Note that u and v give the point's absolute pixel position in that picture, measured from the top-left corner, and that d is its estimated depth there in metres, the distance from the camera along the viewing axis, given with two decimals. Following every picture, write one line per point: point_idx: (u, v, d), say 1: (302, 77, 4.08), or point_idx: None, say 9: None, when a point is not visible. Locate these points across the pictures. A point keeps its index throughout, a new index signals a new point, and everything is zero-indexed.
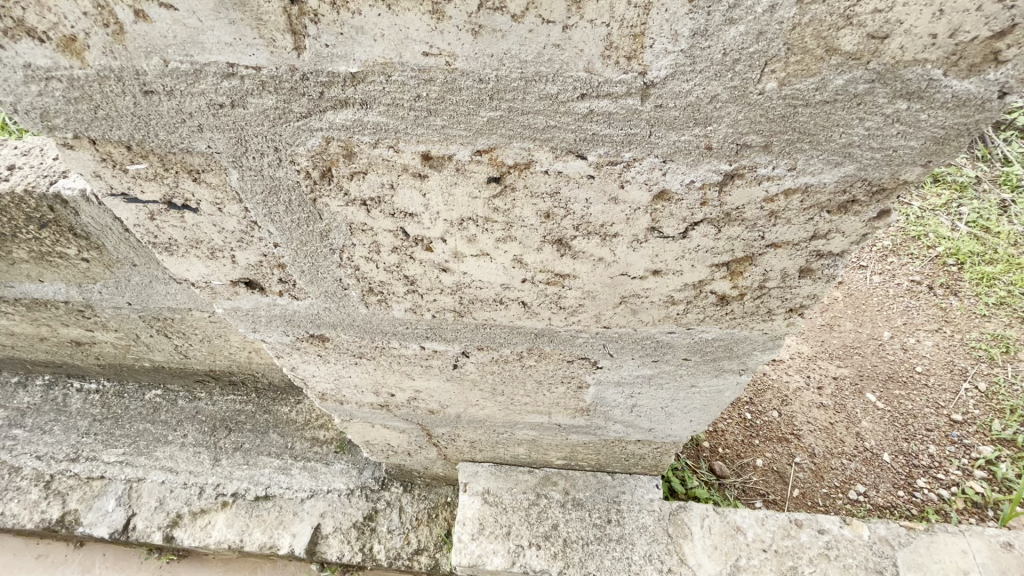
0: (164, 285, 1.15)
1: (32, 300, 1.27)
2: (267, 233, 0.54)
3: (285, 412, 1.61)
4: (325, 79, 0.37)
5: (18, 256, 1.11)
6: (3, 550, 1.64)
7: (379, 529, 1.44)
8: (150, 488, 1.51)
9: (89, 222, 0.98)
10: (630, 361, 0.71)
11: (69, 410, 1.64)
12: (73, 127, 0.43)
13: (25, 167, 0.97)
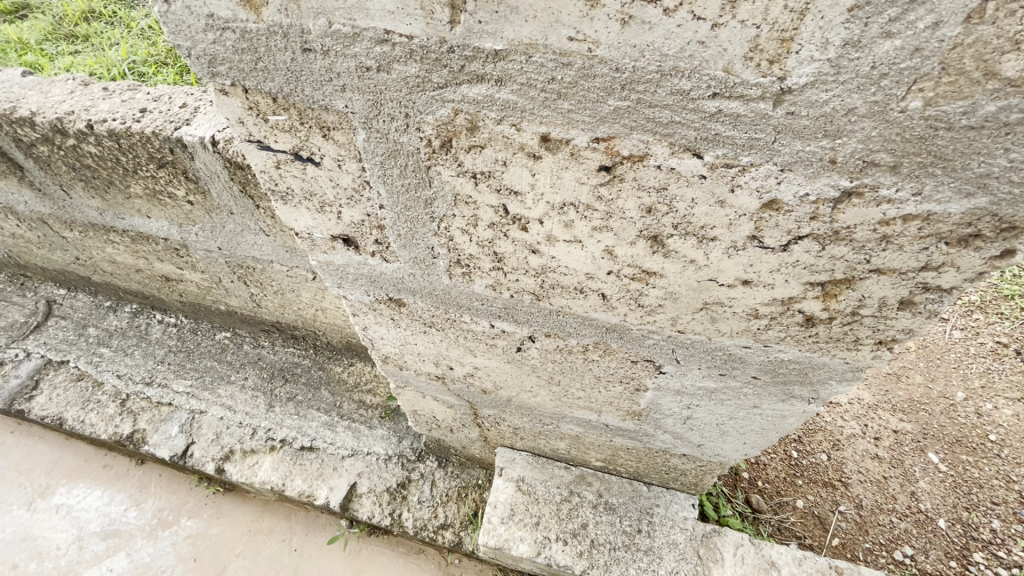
0: (253, 235, 1.23)
1: (138, 234, 1.39)
2: (376, 194, 0.57)
3: (338, 371, 1.69)
4: (470, 54, 0.40)
5: (134, 191, 1.22)
6: (78, 455, 1.82)
7: (410, 499, 1.49)
8: (209, 422, 1.63)
9: (203, 168, 1.07)
10: (695, 370, 0.71)
11: (149, 338, 1.79)
12: (233, 75, 0.48)
13: (155, 112, 1.07)
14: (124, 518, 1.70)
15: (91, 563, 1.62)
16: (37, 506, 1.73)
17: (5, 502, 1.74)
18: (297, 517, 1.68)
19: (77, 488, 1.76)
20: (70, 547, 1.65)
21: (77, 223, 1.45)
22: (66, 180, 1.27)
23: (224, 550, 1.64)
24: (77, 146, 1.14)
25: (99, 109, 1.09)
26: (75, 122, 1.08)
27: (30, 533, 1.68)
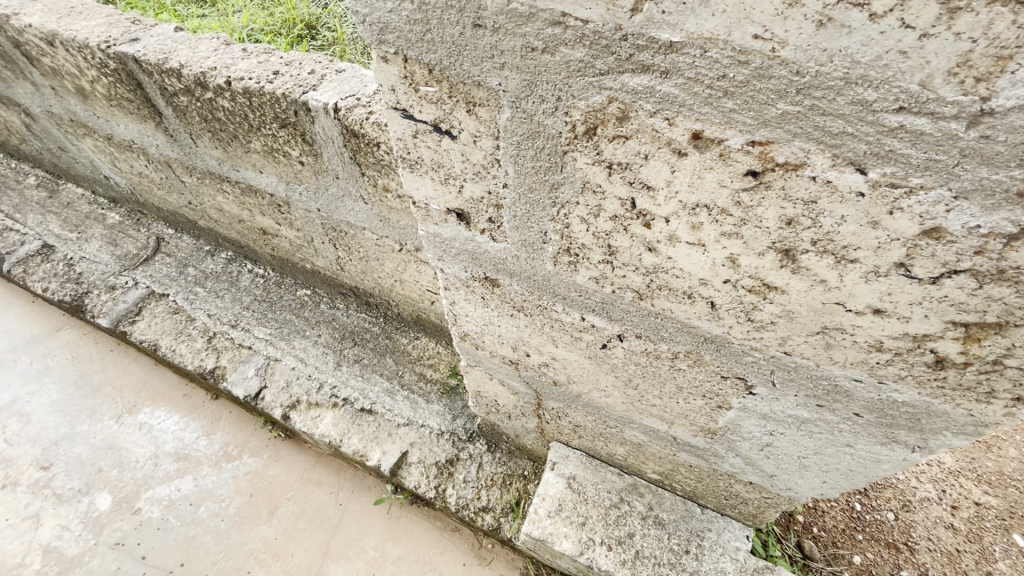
0: (352, 201, 1.30)
1: (248, 187, 1.50)
2: (503, 173, 0.59)
3: (403, 342, 1.75)
4: (643, 43, 0.40)
5: (253, 146, 1.31)
6: (163, 381, 1.99)
7: (456, 477, 1.52)
8: (282, 370, 1.73)
9: (320, 132, 1.14)
10: (791, 397, 0.68)
11: (239, 285, 1.93)
12: (399, 44, 0.51)
13: (286, 75, 1.15)
14: (196, 445, 1.85)
15: (163, 480, 1.78)
16: (124, 420, 1.91)
17: (98, 411, 1.93)
18: (347, 474, 1.78)
19: (159, 410, 1.93)
20: (148, 462, 1.81)
21: (197, 170, 1.58)
22: (196, 130, 1.38)
23: (278, 491, 1.76)
24: (212, 100, 1.24)
25: (238, 68, 1.18)
26: (216, 78, 1.18)
27: (116, 443, 1.86)
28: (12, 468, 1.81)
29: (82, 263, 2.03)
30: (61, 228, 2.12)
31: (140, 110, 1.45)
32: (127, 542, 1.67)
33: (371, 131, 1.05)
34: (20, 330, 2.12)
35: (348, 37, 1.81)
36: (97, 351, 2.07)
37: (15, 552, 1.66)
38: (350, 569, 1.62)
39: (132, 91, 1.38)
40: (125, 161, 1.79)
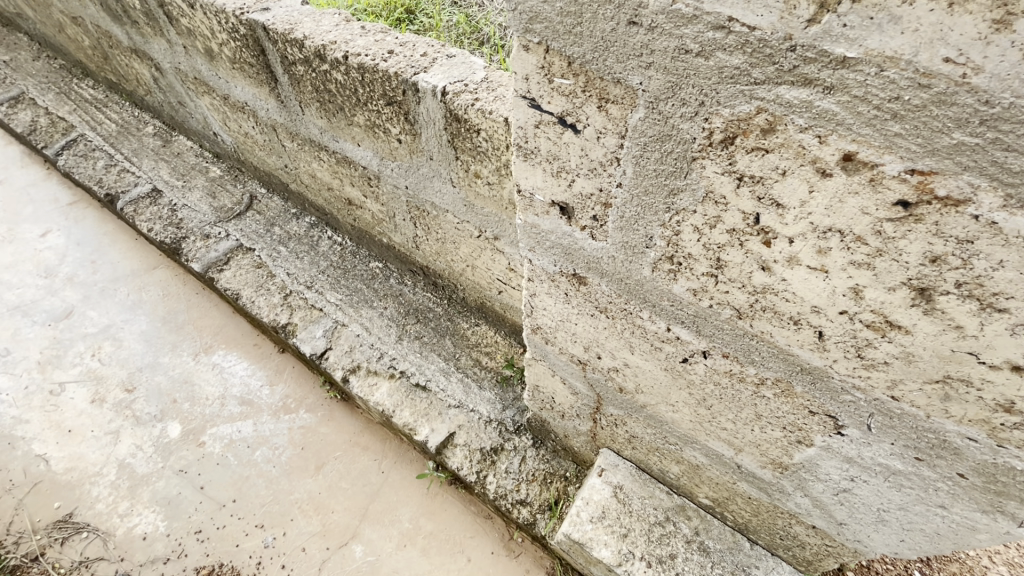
0: (441, 183, 1.33)
1: (344, 158, 1.58)
2: (621, 172, 0.59)
3: (463, 327, 1.78)
4: (812, 56, 0.39)
5: (357, 120, 1.38)
6: (238, 328, 2.13)
7: (499, 465, 1.54)
8: (347, 335, 1.81)
9: (424, 114, 1.18)
10: (886, 445, 0.64)
11: (318, 249, 2.03)
12: (545, 34, 0.52)
13: (400, 55, 1.19)
14: (259, 392, 1.97)
15: (227, 420, 1.91)
16: (200, 359, 2.06)
17: (179, 347, 2.09)
18: (392, 444, 1.84)
19: (231, 355, 2.07)
20: (216, 401, 1.95)
21: (299, 137, 1.67)
22: (307, 99, 1.47)
23: (327, 448, 1.84)
24: (327, 72, 1.31)
25: (356, 44, 1.24)
26: (335, 51, 1.24)
27: (191, 379, 2.01)
28: (102, 385, 2.00)
29: (183, 210, 2.20)
30: (169, 176, 2.31)
31: (258, 75, 1.55)
32: (190, 471, 1.81)
33: (474, 118, 1.08)
34: (122, 262, 2.34)
35: (445, 24, 1.86)
36: (184, 292, 2.24)
37: (96, 461, 1.84)
38: (385, 535, 1.68)
39: (255, 56, 1.48)
40: (235, 121, 1.92)
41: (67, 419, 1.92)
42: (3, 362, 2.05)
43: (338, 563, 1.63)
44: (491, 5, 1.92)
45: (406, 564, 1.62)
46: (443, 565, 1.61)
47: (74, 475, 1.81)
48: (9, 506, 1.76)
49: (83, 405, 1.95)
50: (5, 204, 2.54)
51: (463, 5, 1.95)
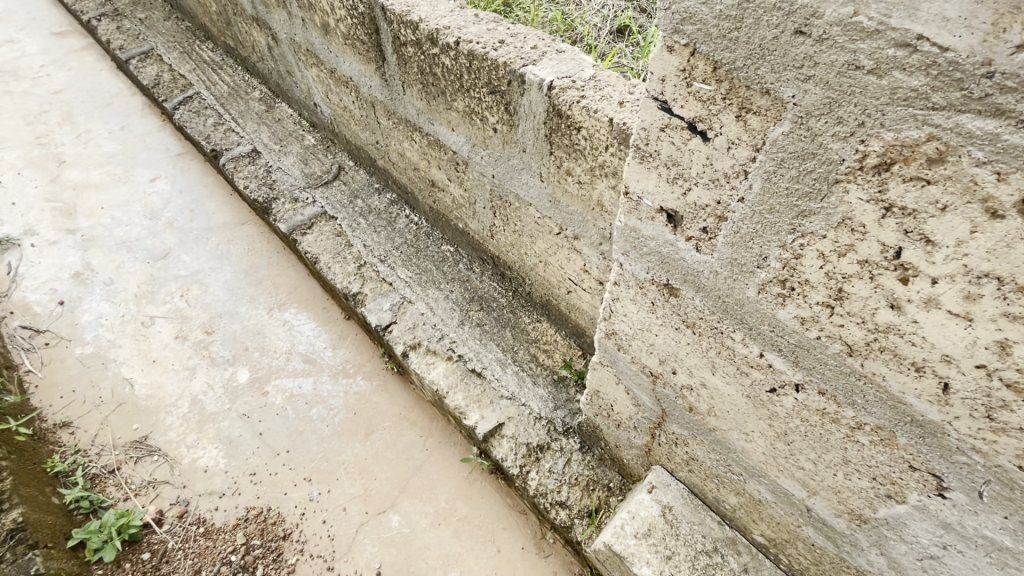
0: (529, 176, 1.34)
1: (436, 141, 1.62)
2: (747, 187, 0.60)
3: (525, 321, 1.79)
4: (1011, 84, 0.40)
5: (456, 105, 1.41)
6: (310, 290, 2.25)
7: (543, 463, 1.54)
8: (412, 312, 1.86)
9: (525, 105, 1.19)
10: (997, 517, 0.60)
11: (394, 225, 2.10)
12: (695, 36, 0.56)
13: (511, 45, 1.20)
14: (322, 353, 2.07)
15: (291, 374, 2.02)
16: (274, 313, 2.19)
17: (256, 299, 2.23)
18: (439, 424, 1.89)
19: (301, 314, 2.18)
20: (283, 355, 2.07)
21: (395, 116, 1.73)
22: (411, 80, 1.51)
23: (378, 417, 1.91)
24: (436, 56, 1.34)
25: (469, 31, 1.26)
26: (448, 36, 1.27)
27: (263, 331, 2.14)
28: (186, 324, 2.16)
29: (277, 172, 2.34)
30: (269, 139, 2.46)
31: (368, 53, 1.61)
32: (252, 416, 1.92)
33: (578, 115, 1.07)
34: (216, 214, 2.51)
35: (541, 20, 1.85)
36: (266, 250, 2.39)
37: (173, 392, 1.98)
38: (421, 510, 1.72)
39: (368, 34, 1.54)
40: (337, 94, 2.02)
41: (153, 350, 2.08)
42: (106, 289, 2.25)
43: (374, 528, 1.69)
44: (589, 3, 1.89)
45: (438, 542, 1.66)
46: (473, 551, 1.64)
47: (153, 402, 1.95)
48: (96, 420, 1.90)
49: (168, 340, 2.11)
50: (124, 148, 2.78)
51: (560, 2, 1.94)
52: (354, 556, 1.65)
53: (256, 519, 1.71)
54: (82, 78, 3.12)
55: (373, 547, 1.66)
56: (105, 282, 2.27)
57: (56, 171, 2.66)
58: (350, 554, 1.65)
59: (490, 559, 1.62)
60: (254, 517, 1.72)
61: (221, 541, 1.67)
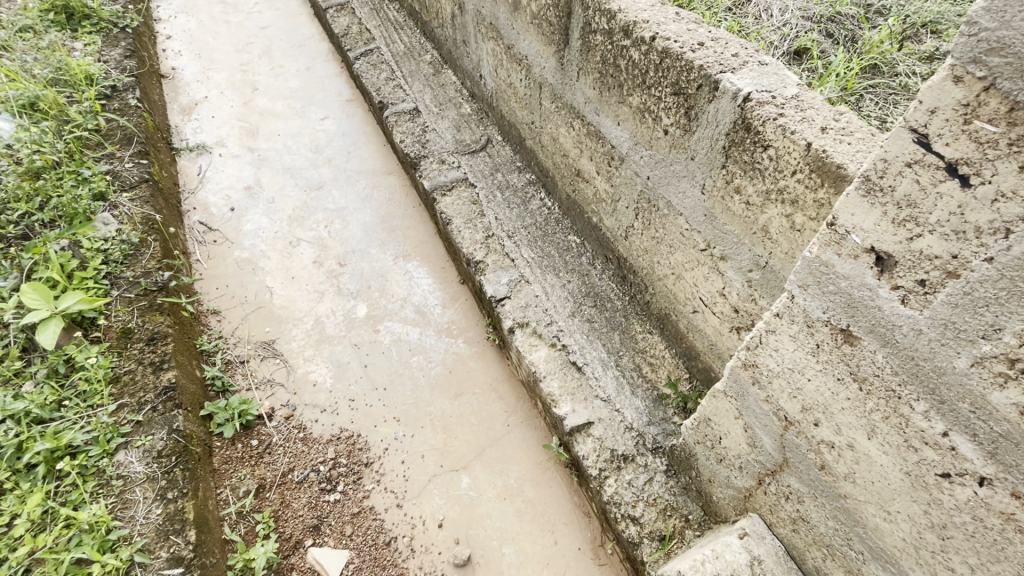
0: (690, 185, 1.30)
1: (596, 132, 1.62)
2: (1002, 247, 0.56)
3: (636, 329, 1.76)
4: None
5: (631, 100, 1.40)
6: (435, 249, 2.39)
7: (623, 474, 1.51)
8: (527, 292, 1.90)
9: (710, 113, 1.15)
10: None
11: (528, 206, 2.14)
12: (998, 70, 0.52)
13: (710, 49, 1.16)
14: (432, 308, 2.19)
15: (401, 320, 2.16)
16: (398, 261, 2.35)
17: (386, 244, 2.41)
18: (525, 405, 1.94)
19: (421, 268, 2.32)
20: (398, 301, 2.22)
21: (561, 100, 1.76)
22: (590, 69, 1.52)
23: (470, 381, 2.00)
24: (625, 48, 1.34)
25: (669, 28, 1.24)
26: (645, 30, 1.26)
27: (386, 275, 2.31)
28: (324, 252, 2.38)
29: (432, 132, 2.48)
30: (430, 102, 2.62)
31: (552, 35, 1.64)
32: (362, 348, 2.09)
33: (770, 133, 1.02)
34: (369, 161, 2.74)
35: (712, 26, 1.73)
36: (404, 203, 2.56)
37: (303, 308, 2.20)
38: (491, 480, 1.78)
39: (558, 16, 1.56)
40: (506, 71, 2.09)
41: (294, 268, 2.33)
42: (268, 206, 2.54)
43: (445, 483, 1.78)
44: (770, 19, 1.76)
45: (500, 515, 1.71)
46: (531, 534, 1.67)
47: (286, 312, 2.19)
48: (239, 314, 2.16)
49: (307, 262, 2.35)
50: (306, 86, 3.10)
51: (738, 11, 1.80)
52: (422, 502, 1.74)
53: (346, 440, 1.87)
54: (284, 19, 3.52)
55: (441, 500, 1.74)
56: (268, 200, 2.57)
57: (250, 96, 3.03)
58: (419, 499, 1.75)
59: (545, 548, 1.64)
60: (345, 438, 1.87)
61: (315, 450, 1.84)
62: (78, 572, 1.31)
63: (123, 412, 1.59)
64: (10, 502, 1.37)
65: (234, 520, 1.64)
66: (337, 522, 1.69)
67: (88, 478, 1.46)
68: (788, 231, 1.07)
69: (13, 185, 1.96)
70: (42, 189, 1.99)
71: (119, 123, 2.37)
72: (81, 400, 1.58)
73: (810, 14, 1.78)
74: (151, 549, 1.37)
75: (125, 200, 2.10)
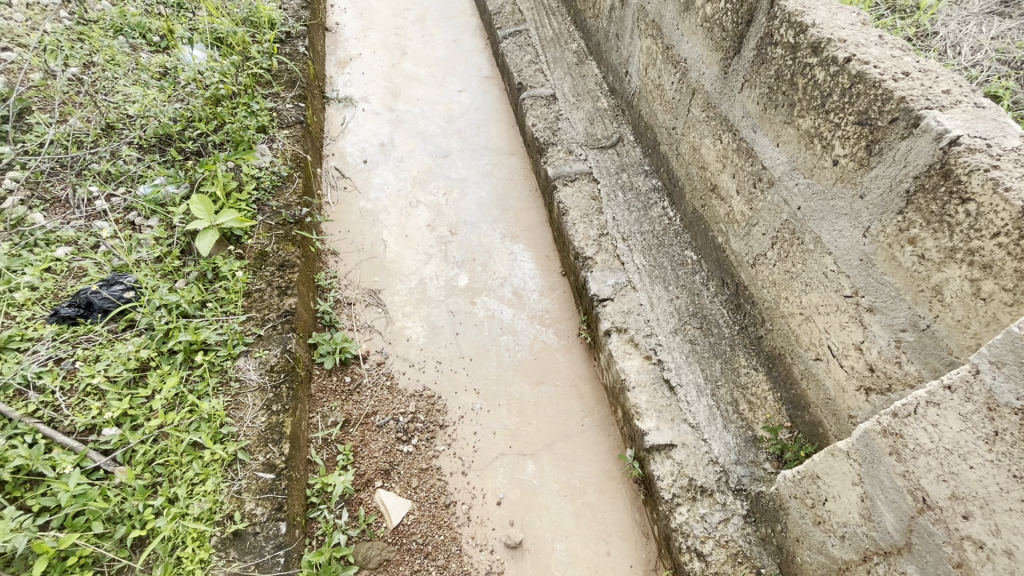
0: (850, 225, 1.19)
1: (749, 150, 1.53)
2: None
3: (740, 362, 1.66)
4: None
5: (801, 123, 1.30)
6: (543, 236, 2.40)
7: (698, 506, 1.44)
8: (632, 298, 1.85)
9: (900, 150, 1.04)
10: None
11: (648, 212, 2.09)
12: None
13: (917, 81, 1.05)
14: (529, 294, 2.22)
15: (498, 298, 2.21)
16: (505, 241, 2.39)
17: (497, 222, 2.46)
18: (603, 409, 1.91)
19: (526, 252, 2.35)
20: (498, 279, 2.26)
21: (715, 110, 1.68)
22: (760, 83, 1.44)
23: (553, 372, 2.01)
24: (809, 65, 1.24)
25: (869, 51, 1.13)
26: (840, 50, 1.16)
27: (491, 251, 2.36)
28: (439, 218, 2.48)
29: (564, 120, 2.47)
30: (569, 90, 2.61)
31: (723, 41, 1.57)
32: (457, 315, 2.17)
33: (975, 184, 0.91)
34: (495, 139, 2.80)
35: None
36: (521, 185, 2.60)
37: (410, 266, 2.31)
38: (555, 474, 1.78)
39: (735, 23, 1.48)
40: (658, 71, 2.03)
41: (409, 227, 2.45)
42: (396, 164, 2.68)
43: (511, 464, 1.80)
44: (956, 57, 1.56)
45: (558, 510, 1.71)
46: (584, 538, 1.66)
47: (395, 267, 2.31)
48: (354, 260, 2.32)
49: (422, 224, 2.46)
50: (450, 57, 3.22)
51: (918, 45, 1.62)
52: (486, 476, 1.78)
53: (426, 399, 1.95)
54: None
55: (504, 479, 1.78)
56: (397, 159, 2.71)
57: (399, 59, 3.20)
58: (483, 472, 1.79)
59: (597, 555, 1.63)
60: (426, 396, 1.95)
61: (398, 400, 1.94)
62: (192, 452, 1.49)
63: (250, 323, 1.77)
64: (154, 379, 1.57)
65: (321, 444, 1.78)
66: (406, 472, 1.78)
67: (213, 374, 1.64)
68: (967, 297, 0.96)
69: (198, 107, 2.22)
70: (220, 114, 2.23)
71: (288, 67, 2.60)
72: (220, 305, 1.77)
73: (1009, 58, 1.54)
74: (251, 450, 1.54)
75: (282, 136, 2.31)
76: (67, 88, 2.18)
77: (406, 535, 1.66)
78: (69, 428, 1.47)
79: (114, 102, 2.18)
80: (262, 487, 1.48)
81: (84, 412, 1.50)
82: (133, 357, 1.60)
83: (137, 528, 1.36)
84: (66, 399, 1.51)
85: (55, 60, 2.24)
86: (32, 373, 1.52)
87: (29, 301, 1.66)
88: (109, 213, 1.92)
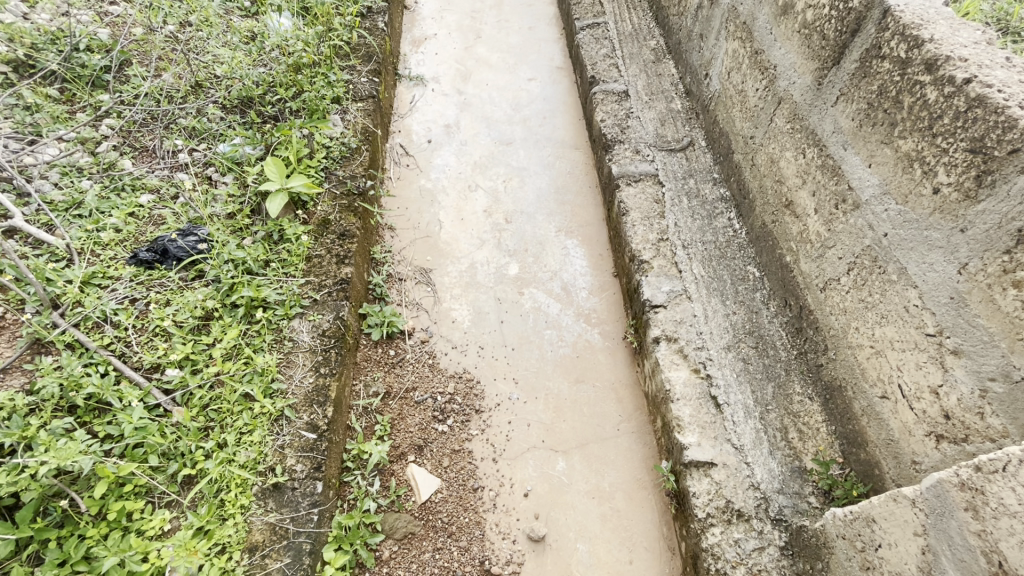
0: (943, 258, 1.11)
1: (835, 168, 1.45)
2: None
3: (795, 389, 1.59)
4: None
5: (901, 145, 1.22)
6: (599, 235, 2.36)
7: (732, 530, 1.40)
8: (685, 308, 1.79)
9: (1018, 185, 0.96)
10: None
11: (713, 221, 2.01)
12: None
13: None
14: (578, 291, 2.19)
15: (547, 291, 2.19)
16: (560, 234, 2.37)
17: (553, 215, 2.44)
18: (641, 418, 1.88)
19: (580, 248, 2.32)
20: (549, 272, 2.25)
21: (802, 123, 1.60)
22: (858, 98, 1.35)
23: (594, 373, 1.98)
24: (920, 83, 1.16)
25: (993, 73, 1.04)
26: (958, 69, 1.07)
27: (545, 243, 2.34)
28: (496, 204, 2.48)
29: (635, 118, 2.41)
30: (642, 88, 2.54)
31: (821, 51, 1.48)
32: (504, 303, 2.17)
33: None
34: (560, 131, 2.77)
35: None
36: (582, 181, 2.56)
37: (463, 249, 2.33)
38: (586, 474, 1.77)
39: (839, 32, 1.40)
40: (743, 76, 1.94)
41: (466, 210, 2.46)
42: (460, 147, 2.70)
43: (542, 458, 1.80)
44: None
45: (584, 511, 1.70)
46: (608, 543, 1.64)
47: (448, 248, 2.33)
48: (409, 237, 2.35)
49: (478, 209, 2.46)
50: (524, 45, 3.20)
51: None
52: (516, 466, 1.79)
53: (465, 382, 1.96)
54: None
55: (533, 472, 1.78)
56: (461, 141, 2.72)
57: (472, 42, 3.20)
58: (514, 462, 1.80)
59: (619, 562, 1.60)
60: (465, 379, 1.97)
61: (438, 380, 1.96)
62: (243, 403, 1.56)
63: (307, 287, 1.83)
64: (216, 329, 1.66)
65: (361, 412, 1.83)
66: (438, 451, 1.81)
67: (269, 330, 1.71)
68: None
69: (280, 73, 2.29)
70: (299, 82, 2.30)
71: (367, 41, 2.64)
72: (282, 266, 1.84)
73: None
74: (298, 409, 1.59)
75: (354, 109, 2.36)
76: (164, 45, 2.30)
77: (432, 511, 1.69)
78: (137, 364, 1.57)
79: (204, 61, 2.29)
80: (304, 446, 1.54)
81: (152, 350, 1.60)
82: (199, 306, 1.69)
83: (188, 466, 1.44)
84: (137, 337, 1.61)
85: (156, 18, 2.36)
86: (110, 309, 1.63)
87: (113, 242, 1.77)
88: (190, 166, 2.02)
